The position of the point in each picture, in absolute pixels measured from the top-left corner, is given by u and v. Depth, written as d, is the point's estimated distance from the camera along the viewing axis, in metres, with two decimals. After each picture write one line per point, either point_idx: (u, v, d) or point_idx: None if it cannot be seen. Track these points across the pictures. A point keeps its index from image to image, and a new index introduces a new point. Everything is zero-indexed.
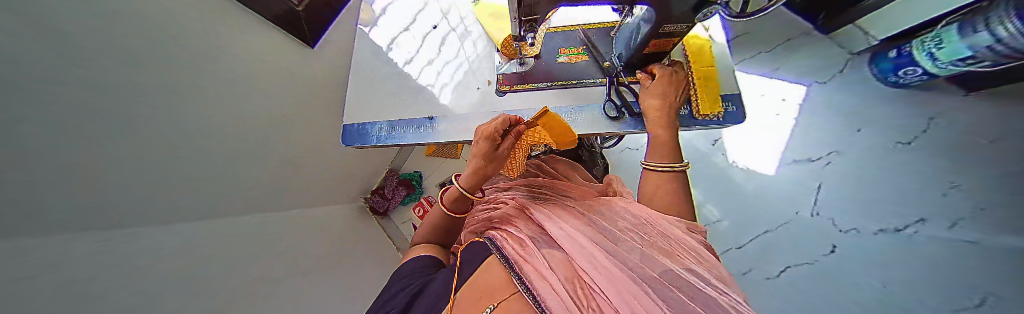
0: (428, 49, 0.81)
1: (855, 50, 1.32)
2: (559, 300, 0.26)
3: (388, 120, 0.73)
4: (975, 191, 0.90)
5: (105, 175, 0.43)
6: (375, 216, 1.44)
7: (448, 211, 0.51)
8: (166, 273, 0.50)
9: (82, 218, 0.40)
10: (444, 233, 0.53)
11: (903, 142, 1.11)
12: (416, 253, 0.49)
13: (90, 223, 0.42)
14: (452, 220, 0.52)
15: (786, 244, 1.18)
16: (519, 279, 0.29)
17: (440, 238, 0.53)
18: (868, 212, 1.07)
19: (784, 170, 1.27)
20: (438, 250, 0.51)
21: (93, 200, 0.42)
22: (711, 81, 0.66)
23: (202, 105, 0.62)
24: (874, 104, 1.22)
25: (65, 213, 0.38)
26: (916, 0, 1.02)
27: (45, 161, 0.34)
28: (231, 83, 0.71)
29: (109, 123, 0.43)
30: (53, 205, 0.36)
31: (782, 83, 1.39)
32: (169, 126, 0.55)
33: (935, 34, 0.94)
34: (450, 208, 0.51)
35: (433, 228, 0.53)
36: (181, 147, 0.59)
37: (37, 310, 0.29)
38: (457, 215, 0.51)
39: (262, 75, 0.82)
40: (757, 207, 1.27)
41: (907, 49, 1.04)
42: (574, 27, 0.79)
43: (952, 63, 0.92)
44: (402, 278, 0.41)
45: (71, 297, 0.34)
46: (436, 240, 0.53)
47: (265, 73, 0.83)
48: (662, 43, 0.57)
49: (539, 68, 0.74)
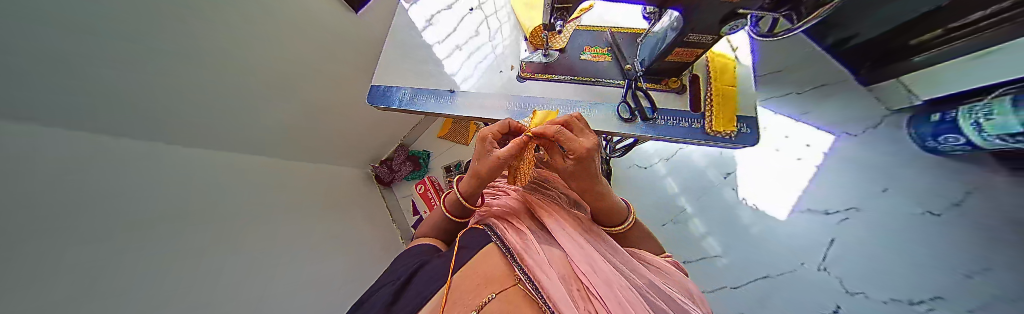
0: (462, 29, 0.85)
1: (894, 107, 1.24)
2: (565, 298, 0.27)
3: (411, 87, 0.76)
4: None
5: (69, 92, 0.43)
6: (378, 185, 1.48)
7: (448, 214, 0.53)
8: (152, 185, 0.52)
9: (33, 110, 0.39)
10: (447, 230, 0.55)
11: (932, 212, 1.03)
12: (419, 242, 0.51)
13: (47, 122, 0.41)
14: (455, 222, 0.54)
15: (788, 294, 1.09)
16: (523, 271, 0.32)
17: (442, 235, 0.55)
18: (883, 280, 1.01)
19: (798, 218, 1.19)
20: (439, 243, 0.53)
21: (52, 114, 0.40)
22: (730, 101, 0.67)
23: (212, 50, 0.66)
24: (912, 168, 1.14)
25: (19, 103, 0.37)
26: (980, 67, 0.92)
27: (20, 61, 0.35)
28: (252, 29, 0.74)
29: (108, 49, 0.46)
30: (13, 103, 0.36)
31: (808, 127, 1.33)
32: (168, 61, 0.57)
33: (985, 103, 0.86)
34: (452, 211, 0.52)
35: (437, 224, 0.55)
36: (174, 83, 0.60)
37: (13, 188, 0.31)
38: (458, 220, 0.53)
39: (290, 26, 0.85)
40: (764, 252, 1.17)
41: (953, 115, 0.97)
42: (604, 28, 0.81)
43: (999, 137, 0.84)
44: (400, 262, 0.43)
45: (31, 198, 0.33)
46: (437, 234, 0.55)
47: (295, 23, 0.86)
48: (686, 52, 0.59)
49: (563, 62, 0.76)
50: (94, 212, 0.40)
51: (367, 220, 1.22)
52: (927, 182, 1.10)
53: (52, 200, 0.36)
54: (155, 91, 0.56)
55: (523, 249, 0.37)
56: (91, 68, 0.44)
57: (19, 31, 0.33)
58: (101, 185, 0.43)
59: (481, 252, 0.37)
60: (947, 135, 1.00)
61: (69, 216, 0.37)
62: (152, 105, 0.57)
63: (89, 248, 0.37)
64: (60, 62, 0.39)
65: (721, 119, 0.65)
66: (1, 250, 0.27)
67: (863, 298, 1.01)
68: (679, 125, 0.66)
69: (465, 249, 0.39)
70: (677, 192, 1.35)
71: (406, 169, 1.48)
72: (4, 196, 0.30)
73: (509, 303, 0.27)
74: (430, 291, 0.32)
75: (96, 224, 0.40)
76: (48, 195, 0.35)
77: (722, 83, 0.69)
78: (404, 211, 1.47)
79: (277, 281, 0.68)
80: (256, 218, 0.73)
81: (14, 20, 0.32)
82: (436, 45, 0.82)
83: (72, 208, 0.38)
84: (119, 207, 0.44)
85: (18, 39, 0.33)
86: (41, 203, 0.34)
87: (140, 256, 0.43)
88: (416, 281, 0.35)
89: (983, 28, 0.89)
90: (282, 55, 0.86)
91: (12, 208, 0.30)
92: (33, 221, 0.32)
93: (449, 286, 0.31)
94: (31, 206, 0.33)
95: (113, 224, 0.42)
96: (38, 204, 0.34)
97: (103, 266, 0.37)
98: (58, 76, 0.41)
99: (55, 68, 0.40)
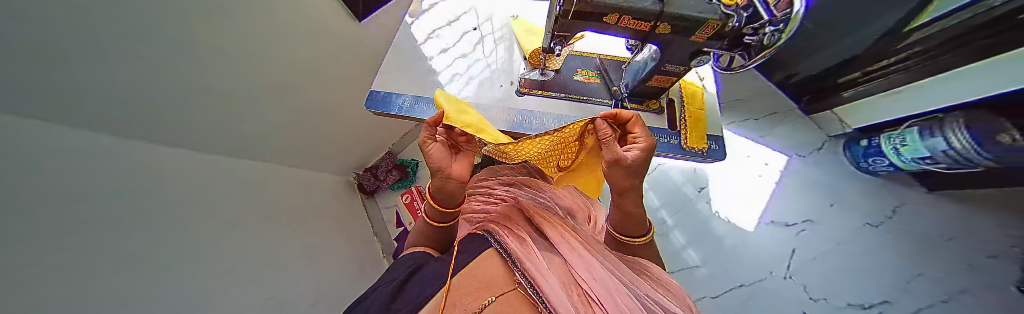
0: (464, 45, 0.90)
1: (833, 133, 1.43)
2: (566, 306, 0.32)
3: (413, 94, 0.77)
4: (942, 282, 1.06)
5: (95, 93, 0.41)
6: (361, 195, 1.41)
7: (428, 219, 0.50)
8: (156, 193, 0.48)
9: (53, 114, 0.36)
10: (435, 239, 0.51)
11: (872, 224, 1.21)
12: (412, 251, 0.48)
13: (70, 127, 0.39)
14: (438, 228, 0.50)
15: (761, 302, 1.16)
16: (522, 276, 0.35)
17: (431, 243, 0.51)
18: (840, 287, 1.13)
19: (764, 229, 1.29)
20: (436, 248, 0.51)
21: (61, 118, 0.37)
22: (701, 122, 0.76)
23: (211, 53, 0.60)
24: (852, 184, 1.31)
25: (43, 107, 0.34)
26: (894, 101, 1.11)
27: (48, 67, 0.32)
28: (254, 32, 0.72)
29: (123, 57, 0.42)
30: (32, 111, 0.33)
31: (767, 148, 1.48)
32: (172, 67, 0.52)
33: (899, 132, 1.04)
34: (434, 217, 0.49)
35: (424, 230, 0.51)
36: (175, 91, 0.55)
37: (34, 195, 0.29)
38: (439, 225, 0.50)
39: (285, 30, 0.82)
40: (737, 262, 1.25)
41: (878, 142, 1.15)
42: (593, 55, 0.88)
43: (914, 160, 1.03)
44: (395, 265, 0.43)
45: (51, 205, 0.31)
46: (426, 243, 0.51)
47: (286, 26, 0.82)
48: (664, 79, 0.67)
49: (558, 81, 0.82)
50: (104, 223, 0.37)
51: (348, 235, 1.15)
52: (864, 197, 1.27)
53: (71, 210, 0.34)
54: (161, 99, 0.52)
55: (523, 255, 0.39)
56: (116, 76, 0.42)
57: (41, 38, 0.30)
58: (109, 191, 0.40)
59: (481, 256, 0.39)
60: (874, 158, 1.18)
61: (90, 217, 0.35)
62: (166, 106, 0.54)
63: (99, 260, 0.34)
64: (83, 64, 0.37)
65: (694, 136, 0.74)
66: (24, 264, 0.25)
67: (824, 304, 1.12)
68: (662, 141, 0.73)
69: (464, 253, 0.40)
70: (658, 205, 1.41)
71: (393, 178, 1.41)
72: (26, 205, 0.28)
73: (507, 308, 0.32)
74: (425, 296, 0.32)
75: (105, 234, 0.36)
76: (67, 205, 0.33)
77: (694, 107, 0.78)
78: (387, 223, 1.40)
79: (265, 298, 0.62)
80: (245, 229, 0.68)
81: (39, 28, 0.29)
82: (437, 56, 0.85)
83: (86, 217, 0.35)
84: (127, 216, 0.41)
85: (46, 44, 0.31)
86: (62, 212, 0.32)
87: (145, 273, 0.40)
88: (415, 281, 0.36)
89: (895, 70, 1.08)
90: (281, 58, 0.83)
91: (33, 221, 0.28)
92: (54, 237, 0.30)
93: (446, 289, 0.33)
94: (52, 215, 0.31)
95: (118, 238, 0.38)
96: (58, 211, 0.32)
97: (111, 284, 0.34)
98: (86, 78, 0.38)
99: (86, 69, 0.38)
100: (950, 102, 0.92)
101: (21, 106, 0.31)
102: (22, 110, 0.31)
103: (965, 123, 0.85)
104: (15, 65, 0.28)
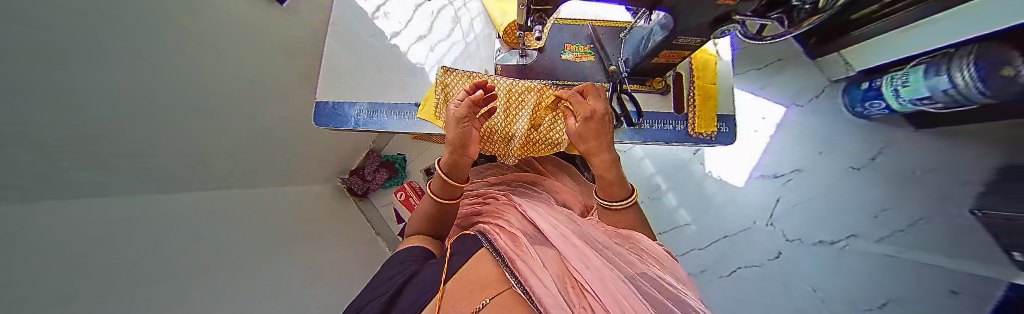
0: (421, 22, 0.76)
1: (834, 77, 1.38)
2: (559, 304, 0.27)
3: (367, 102, 0.68)
4: None
5: (96, 94, 0.32)
6: (352, 197, 1.36)
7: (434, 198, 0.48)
8: (179, 228, 0.45)
9: (81, 156, 0.31)
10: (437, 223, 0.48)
11: (855, 166, 1.26)
12: (410, 243, 0.44)
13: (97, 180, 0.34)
14: (442, 209, 0.49)
15: (743, 247, 1.28)
16: (512, 275, 0.30)
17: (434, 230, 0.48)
18: (812, 229, 1.25)
19: (753, 183, 1.34)
20: (434, 244, 0.46)
21: (87, 159, 0.32)
22: (711, 100, 0.71)
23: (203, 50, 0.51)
24: (846, 131, 1.32)
25: (70, 140, 0.30)
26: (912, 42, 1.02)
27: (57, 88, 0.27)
28: (238, 33, 0.62)
29: (120, 65, 0.35)
30: (57, 152, 0.28)
31: (766, 101, 1.43)
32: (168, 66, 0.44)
33: (904, 72, 1.00)
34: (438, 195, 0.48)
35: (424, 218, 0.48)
36: (176, 95, 0.46)
37: (63, 265, 0.26)
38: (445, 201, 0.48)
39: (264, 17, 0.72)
40: (725, 216, 1.33)
41: (879, 83, 1.11)
42: (585, 21, 0.75)
43: (912, 101, 1.01)
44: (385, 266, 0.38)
45: (79, 270, 0.28)
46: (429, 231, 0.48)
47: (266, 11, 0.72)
48: (672, 54, 0.59)
49: (541, 63, 0.72)
50: (138, 274, 0.35)
51: (351, 240, 1.14)
52: (854, 144, 1.29)
53: (105, 268, 0.31)
54: (167, 112, 0.45)
55: (515, 253, 0.35)
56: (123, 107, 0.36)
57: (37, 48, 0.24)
58: (141, 236, 0.37)
59: (472, 257, 0.35)
60: (873, 101, 1.16)
61: (91, 234, 0.31)
62: (168, 108, 0.45)
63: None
64: (92, 83, 0.31)
65: (703, 121, 0.71)
66: None
67: (797, 243, 1.25)
68: (665, 128, 0.71)
69: (457, 255, 0.36)
70: (653, 171, 1.42)
71: (382, 177, 1.37)
72: (57, 280, 0.25)
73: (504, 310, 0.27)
74: (424, 300, 0.29)
75: (143, 287, 0.35)
76: (100, 263, 0.30)
77: (705, 81, 0.71)
78: (387, 221, 1.41)
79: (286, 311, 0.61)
80: (262, 250, 0.67)
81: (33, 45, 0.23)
82: (392, 40, 0.72)
83: (114, 268, 0.32)
84: (155, 261, 0.38)
85: (47, 56, 0.25)
86: (94, 277, 0.30)
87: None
88: (412, 286, 0.32)
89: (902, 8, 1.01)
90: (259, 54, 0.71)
91: (67, 299, 0.25)
92: (89, 303, 0.28)
93: (441, 296, 0.29)
94: (83, 281, 0.28)
95: (154, 287, 0.36)
96: (87, 278, 0.29)
97: None
98: (86, 78, 0.30)
99: (87, 70, 0.30)
100: (953, 39, 0.88)
101: (42, 137, 0.26)
102: (48, 147, 0.26)
103: (974, 57, 0.79)
104: (16, 67, 0.21)
